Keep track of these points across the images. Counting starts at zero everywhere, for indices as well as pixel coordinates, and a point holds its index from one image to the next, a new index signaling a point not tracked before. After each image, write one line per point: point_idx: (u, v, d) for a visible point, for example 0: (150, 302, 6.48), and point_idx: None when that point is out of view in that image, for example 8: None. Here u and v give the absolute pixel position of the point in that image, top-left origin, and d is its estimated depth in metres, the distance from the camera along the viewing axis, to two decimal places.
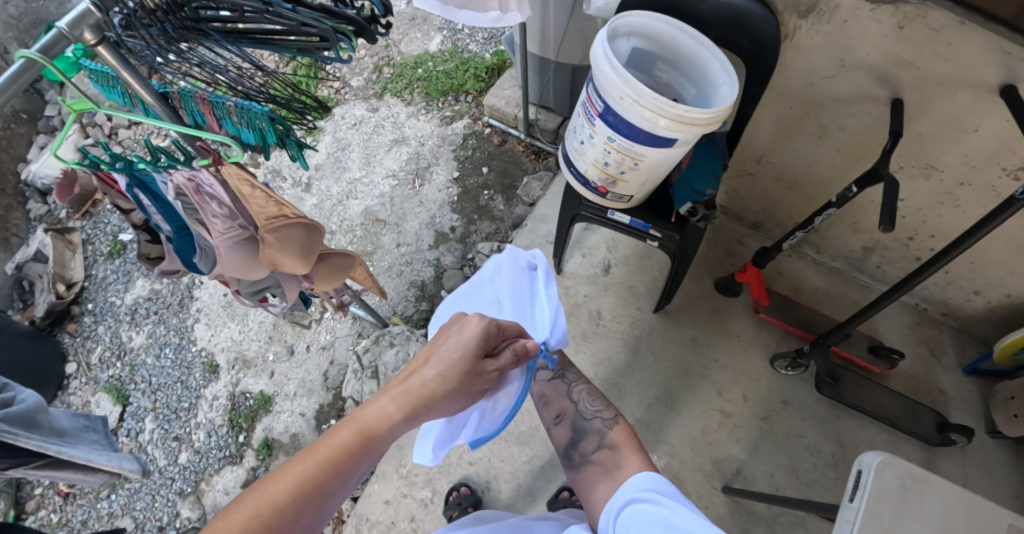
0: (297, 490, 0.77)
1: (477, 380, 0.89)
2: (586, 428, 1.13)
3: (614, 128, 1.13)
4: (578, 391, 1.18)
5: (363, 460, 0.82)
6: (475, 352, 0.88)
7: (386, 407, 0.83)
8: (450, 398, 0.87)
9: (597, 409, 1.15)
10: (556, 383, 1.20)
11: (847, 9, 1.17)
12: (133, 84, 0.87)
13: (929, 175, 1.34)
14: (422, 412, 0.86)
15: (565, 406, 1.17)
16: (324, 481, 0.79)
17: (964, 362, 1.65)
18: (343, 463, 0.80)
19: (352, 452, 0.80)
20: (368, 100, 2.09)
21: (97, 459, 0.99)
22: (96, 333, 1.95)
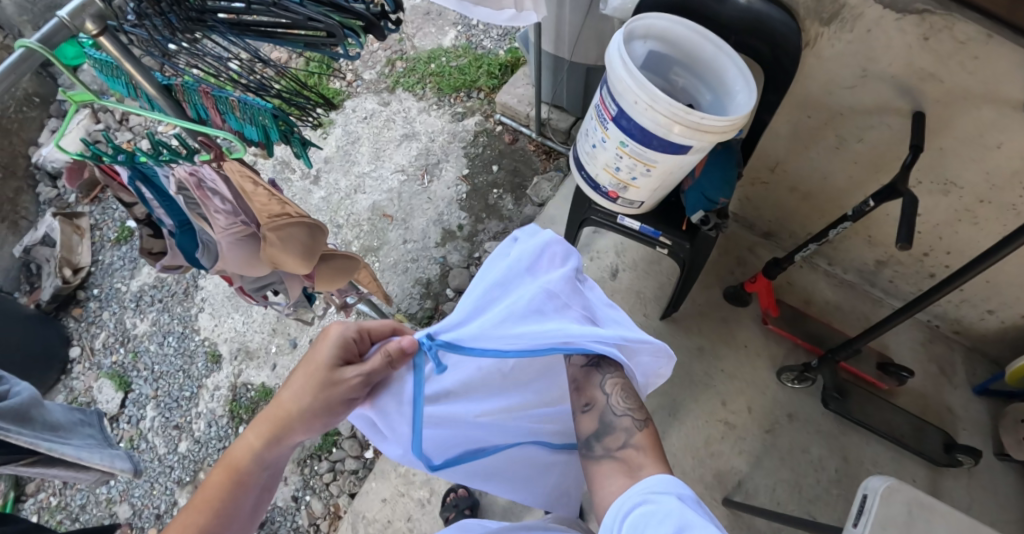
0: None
1: (341, 393, 0.78)
2: (613, 426, 0.83)
3: (626, 133, 1.11)
4: (610, 382, 0.85)
5: (244, 494, 0.78)
6: (333, 363, 0.78)
7: (251, 439, 0.78)
8: (318, 417, 0.79)
9: (630, 406, 0.84)
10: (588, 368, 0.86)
11: (871, 18, 1.14)
12: (135, 75, 0.85)
13: (948, 191, 1.31)
14: (292, 436, 0.79)
15: (595, 400, 0.84)
16: (203, 528, 0.75)
17: (975, 382, 1.62)
18: (221, 503, 0.76)
19: (227, 491, 0.77)
20: (379, 94, 2.07)
21: (88, 457, 0.99)
22: (100, 318, 1.95)
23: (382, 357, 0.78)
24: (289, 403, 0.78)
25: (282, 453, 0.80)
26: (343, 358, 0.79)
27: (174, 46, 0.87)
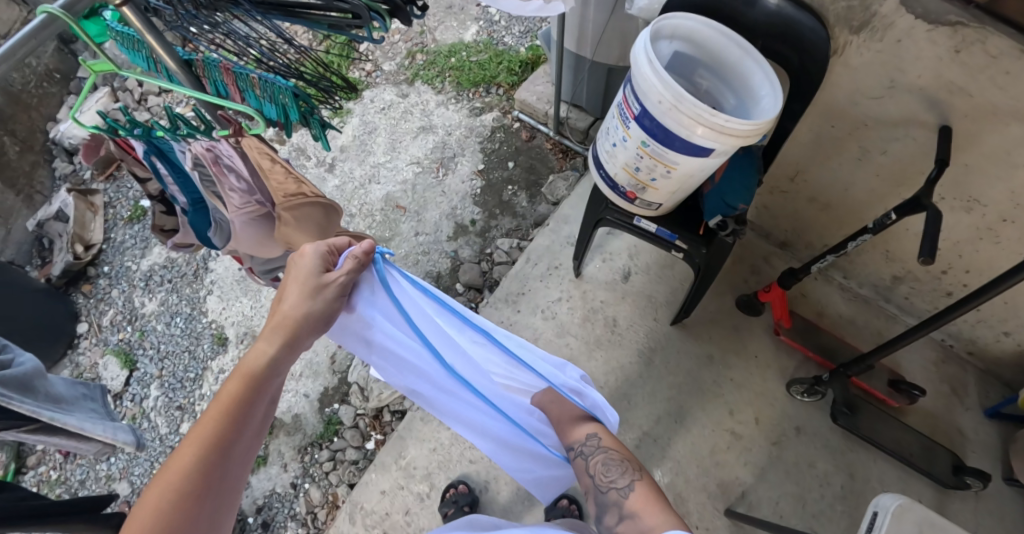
0: (199, 454, 0.71)
1: (328, 294, 0.84)
2: (608, 503, 0.99)
3: (648, 133, 1.10)
4: (595, 465, 1.02)
5: (257, 402, 0.78)
6: (318, 270, 0.84)
7: (261, 345, 0.79)
8: (315, 320, 0.83)
9: (614, 481, 1.00)
10: (576, 459, 1.04)
11: (902, 28, 1.12)
12: (157, 49, 0.84)
13: (971, 208, 1.29)
14: (296, 340, 0.81)
15: (588, 485, 1.03)
16: (224, 436, 0.73)
17: (987, 405, 1.59)
18: (237, 412, 0.75)
19: (241, 398, 0.76)
20: (398, 85, 2.07)
21: (91, 428, 0.98)
22: (109, 296, 1.95)
23: (357, 259, 0.86)
24: (288, 308, 0.81)
25: (289, 359, 0.81)
26: (325, 266, 0.85)
27: (197, 23, 0.87)
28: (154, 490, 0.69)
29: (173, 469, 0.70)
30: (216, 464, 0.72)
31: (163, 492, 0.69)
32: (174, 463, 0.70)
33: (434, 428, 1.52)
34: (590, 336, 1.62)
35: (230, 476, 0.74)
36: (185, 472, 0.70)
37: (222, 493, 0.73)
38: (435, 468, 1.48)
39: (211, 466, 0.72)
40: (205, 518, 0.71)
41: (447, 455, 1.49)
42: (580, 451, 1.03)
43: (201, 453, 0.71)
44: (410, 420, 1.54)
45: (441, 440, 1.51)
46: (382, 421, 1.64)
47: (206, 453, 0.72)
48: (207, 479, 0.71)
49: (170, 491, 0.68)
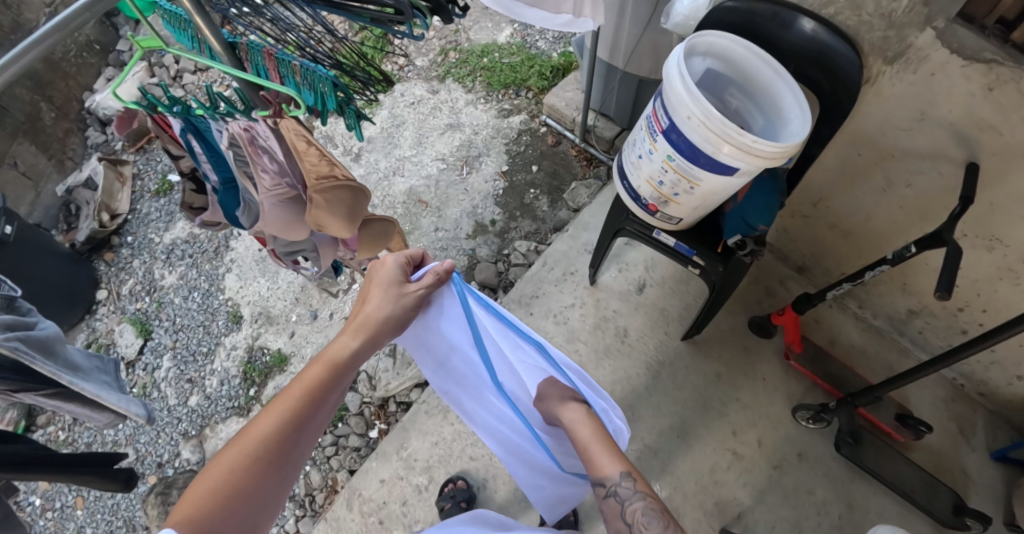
0: (277, 424, 0.78)
1: (408, 301, 0.93)
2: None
3: (675, 148, 1.11)
4: (631, 511, 0.85)
5: (333, 390, 0.85)
6: (399, 278, 0.93)
7: (345, 339, 0.88)
8: (393, 325, 0.92)
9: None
10: (609, 500, 0.88)
11: (937, 62, 1.13)
12: (204, 31, 0.84)
13: (993, 247, 1.28)
14: (374, 339, 0.89)
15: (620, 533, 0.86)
16: (303, 413, 0.80)
17: (994, 447, 1.57)
18: (317, 394, 0.82)
19: (322, 382, 0.83)
20: (429, 82, 2.09)
21: (106, 396, 1.01)
22: (130, 266, 1.99)
23: (437, 274, 0.94)
24: (372, 309, 0.90)
25: (366, 356, 0.89)
26: (406, 276, 0.94)
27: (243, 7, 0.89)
28: (234, 448, 0.75)
29: (253, 434, 0.77)
30: (291, 436, 0.78)
31: (242, 451, 0.75)
32: (255, 428, 0.77)
33: (438, 422, 1.53)
34: (600, 345, 1.63)
35: (299, 451, 0.80)
36: (263, 437, 0.77)
37: (292, 465, 0.79)
38: (435, 462, 1.49)
39: (286, 437, 0.78)
40: (271, 486, 0.76)
41: (449, 451, 1.50)
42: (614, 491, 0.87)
43: (280, 424, 0.78)
44: (415, 412, 1.55)
45: (444, 435, 1.52)
46: (387, 411, 1.65)
47: (283, 424, 0.78)
48: (281, 449, 0.77)
49: (250, 451, 0.75)
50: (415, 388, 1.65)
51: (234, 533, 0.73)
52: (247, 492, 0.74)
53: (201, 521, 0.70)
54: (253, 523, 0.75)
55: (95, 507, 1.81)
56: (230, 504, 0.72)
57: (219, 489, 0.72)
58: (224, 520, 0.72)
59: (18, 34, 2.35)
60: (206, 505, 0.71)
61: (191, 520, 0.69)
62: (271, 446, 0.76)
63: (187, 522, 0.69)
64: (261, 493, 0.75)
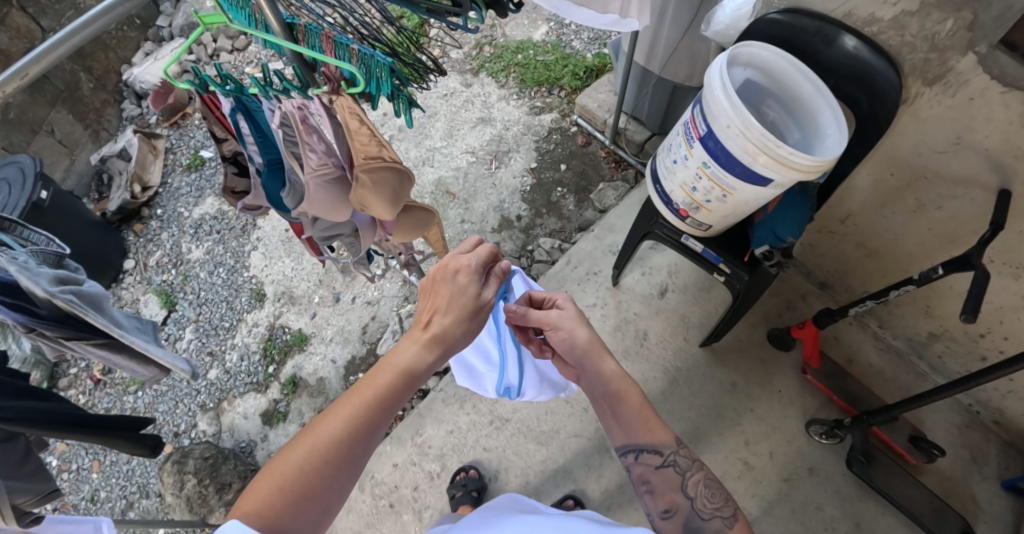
0: (346, 427, 0.78)
1: (481, 315, 0.90)
2: (700, 528, 0.94)
3: (710, 154, 1.12)
4: (691, 485, 0.98)
5: (402, 397, 0.83)
6: (472, 288, 0.89)
7: (414, 347, 0.85)
8: (465, 334, 0.89)
9: (717, 508, 0.94)
10: (668, 471, 1.00)
11: (976, 87, 1.13)
12: (267, 10, 0.88)
13: (1019, 275, 1.29)
14: (445, 349, 0.87)
15: (678, 504, 0.98)
16: (371, 419, 0.80)
17: (1006, 477, 1.57)
18: (384, 400, 0.81)
19: (392, 388, 0.82)
20: (463, 75, 2.10)
21: (153, 351, 1.02)
22: (159, 238, 2.02)
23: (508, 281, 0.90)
24: (443, 320, 0.87)
25: (437, 363, 0.87)
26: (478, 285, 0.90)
27: None
28: (303, 449, 0.76)
29: (321, 434, 0.77)
30: (359, 440, 0.78)
31: (311, 455, 0.76)
32: (324, 428, 0.78)
33: (454, 411, 1.55)
34: (618, 347, 1.64)
35: (366, 454, 0.80)
36: (332, 438, 0.77)
37: (358, 467, 0.79)
38: (449, 450, 1.51)
39: (354, 442, 0.78)
40: (340, 486, 0.77)
41: (463, 440, 1.52)
42: (674, 461, 1.00)
43: (348, 426, 0.78)
44: (432, 400, 1.57)
45: (460, 424, 1.54)
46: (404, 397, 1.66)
47: (352, 427, 0.78)
48: (349, 451, 0.78)
49: (320, 455, 0.76)
50: (433, 375, 1.66)
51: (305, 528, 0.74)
52: (315, 490, 0.75)
53: (270, 515, 0.72)
54: (322, 519, 0.76)
55: (111, 471, 1.84)
56: (300, 501, 0.74)
57: (288, 484, 0.74)
58: (292, 517, 0.73)
59: (64, 5, 2.40)
60: (278, 503, 0.73)
61: (262, 514, 0.71)
62: (340, 448, 0.77)
63: (257, 515, 0.71)
64: (329, 492, 0.76)
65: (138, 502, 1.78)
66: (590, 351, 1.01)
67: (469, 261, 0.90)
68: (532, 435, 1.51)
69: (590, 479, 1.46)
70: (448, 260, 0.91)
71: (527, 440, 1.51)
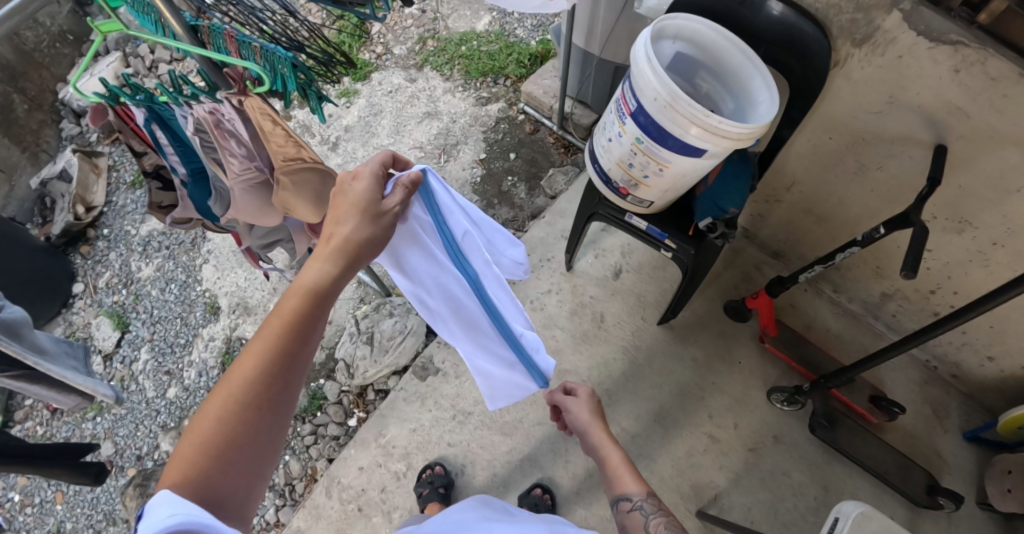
0: (261, 365, 0.72)
1: (385, 221, 0.85)
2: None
3: (642, 130, 1.12)
4: (653, 523, 1.01)
5: (317, 320, 0.77)
6: (373, 194, 0.85)
7: (319, 264, 0.79)
8: (373, 244, 0.84)
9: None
10: (634, 514, 1.04)
11: (904, 44, 1.14)
12: (164, 11, 0.84)
13: (963, 230, 1.31)
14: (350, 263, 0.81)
15: None
16: (286, 348, 0.74)
17: (967, 428, 1.62)
18: (297, 326, 0.75)
19: (303, 312, 0.76)
20: (407, 70, 2.04)
21: (71, 378, 1.03)
22: (107, 258, 1.97)
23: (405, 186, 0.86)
24: (345, 230, 0.81)
25: (346, 278, 0.81)
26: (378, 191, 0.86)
27: None
28: (219, 396, 0.70)
29: (236, 378, 0.71)
30: (278, 375, 0.73)
31: (227, 401, 0.70)
32: (236, 371, 0.72)
33: (416, 409, 1.53)
34: (577, 331, 1.64)
35: (290, 389, 0.75)
36: (249, 379, 0.71)
37: (285, 403, 0.74)
38: (414, 449, 1.49)
39: (272, 376, 0.73)
40: (268, 429, 0.72)
41: (427, 437, 1.50)
42: (641, 505, 1.04)
43: (264, 363, 0.72)
44: (393, 400, 1.54)
45: (423, 422, 1.52)
46: (366, 399, 1.61)
47: (268, 364, 0.72)
48: (269, 391, 0.72)
49: (238, 397, 0.70)
50: (393, 375, 1.62)
51: (238, 481, 0.70)
52: (239, 436, 0.70)
53: (199, 477, 0.67)
54: (257, 468, 0.72)
55: (75, 502, 1.79)
56: (227, 454, 0.69)
57: (210, 440, 0.68)
58: (225, 475, 0.69)
59: None
60: (203, 458, 0.68)
61: (189, 478, 0.67)
62: (256, 386, 0.71)
63: (184, 481, 0.66)
64: (258, 439, 0.71)
65: (105, 530, 1.73)
66: (585, 429, 1.16)
67: (365, 167, 0.85)
68: (496, 426, 1.51)
69: (558, 466, 1.46)
70: (342, 173, 0.85)
71: (491, 432, 1.50)
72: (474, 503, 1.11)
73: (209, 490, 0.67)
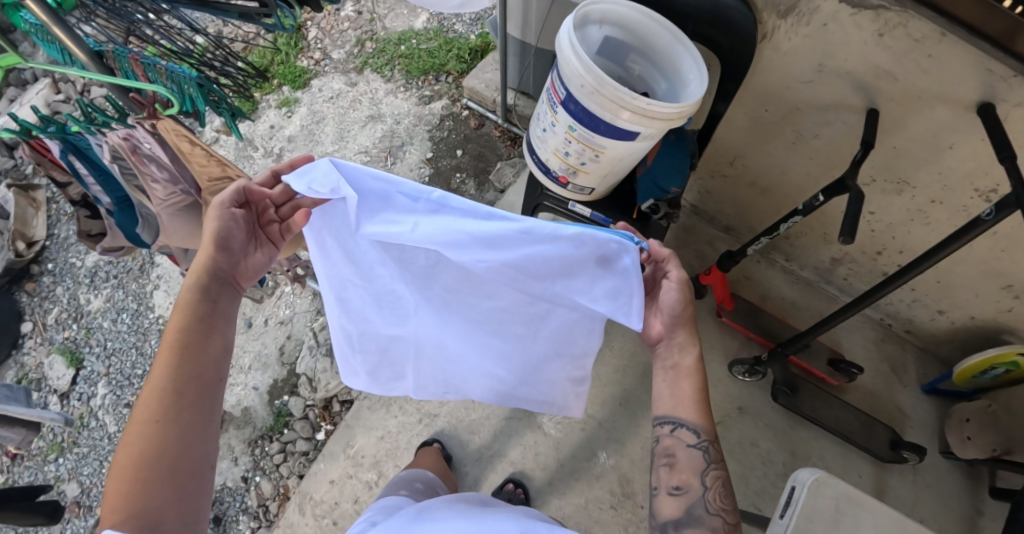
0: (156, 388, 0.79)
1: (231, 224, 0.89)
2: (700, 520, 0.85)
3: (574, 117, 1.12)
4: (710, 474, 0.88)
5: (199, 332, 0.84)
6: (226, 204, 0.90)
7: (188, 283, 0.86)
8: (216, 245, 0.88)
9: (723, 507, 0.86)
10: (694, 451, 0.89)
11: (827, 12, 1.14)
12: (66, 40, 0.80)
13: (902, 190, 1.35)
14: (223, 275, 0.89)
15: (690, 484, 0.88)
16: (176, 364, 0.81)
17: (925, 381, 1.67)
18: (181, 342, 0.83)
19: (183, 328, 0.83)
20: (347, 74, 2.00)
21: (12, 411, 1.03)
22: (54, 294, 1.90)
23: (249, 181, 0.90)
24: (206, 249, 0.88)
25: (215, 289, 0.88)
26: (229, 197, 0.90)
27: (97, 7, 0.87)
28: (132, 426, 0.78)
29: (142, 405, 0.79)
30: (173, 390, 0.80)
31: (135, 426, 0.77)
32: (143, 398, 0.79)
33: (382, 416, 1.52)
34: None
35: (194, 400, 0.81)
36: (149, 401, 0.79)
37: (191, 414, 0.80)
38: (384, 456, 1.48)
39: (168, 392, 0.80)
40: (179, 441, 0.79)
41: (396, 443, 1.49)
42: (703, 448, 0.89)
43: (162, 384, 0.80)
44: (358, 409, 1.53)
45: (390, 428, 1.51)
46: (332, 411, 1.59)
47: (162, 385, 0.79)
48: (168, 407, 0.79)
49: (145, 418, 0.77)
50: (355, 384, 1.60)
51: (163, 495, 0.76)
52: (156, 455, 0.77)
53: (132, 502, 0.74)
54: (180, 481, 0.78)
55: None
56: (148, 472, 0.76)
57: (130, 467, 0.75)
58: (151, 494, 0.75)
59: None
60: (127, 482, 0.74)
61: (121, 503, 0.73)
62: (155, 405, 0.78)
63: (118, 507, 0.73)
64: (173, 454, 0.78)
65: None
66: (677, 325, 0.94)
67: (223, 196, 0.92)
68: (464, 426, 1.51)
69: (528, 459, 1.49)
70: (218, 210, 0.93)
71: (460, 431, 1.51)
72: (451, 501, 1.09)
73: (138, 509, 0.73)
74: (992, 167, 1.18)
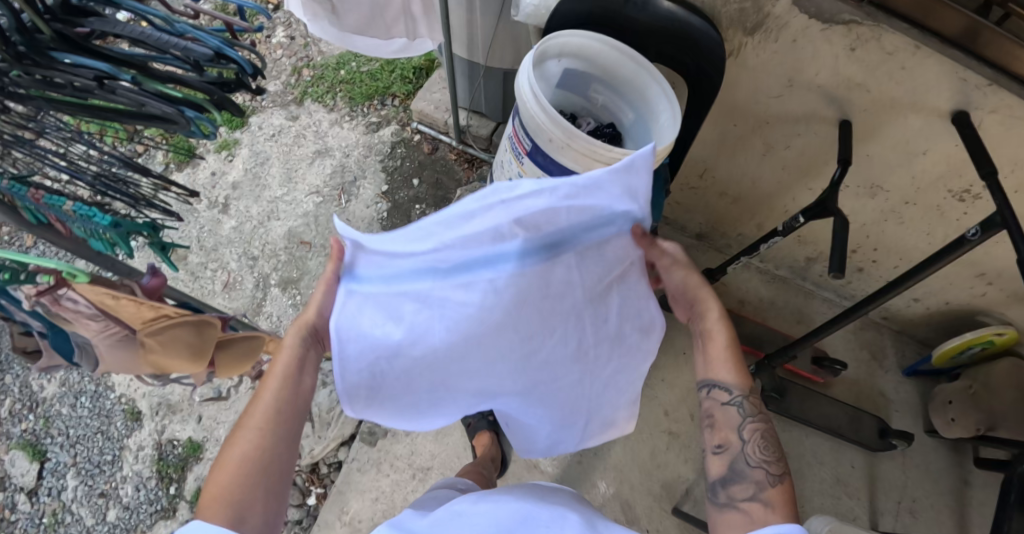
0: (276, 397, 0.76)
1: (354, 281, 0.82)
2: (745, 474, 0.79)
3: (543, 170, 1.05)
4: (748, 428, 0.82)
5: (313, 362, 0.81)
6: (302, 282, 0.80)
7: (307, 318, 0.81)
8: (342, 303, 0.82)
9: (766, 459, 0.79)
10: (730, 408, 0.83)
11: (797, 27, 1.08)
12: None
13: (875, 194, 1.33)
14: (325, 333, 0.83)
15: (729, 442, 0.82)
16: (295, 379, 0.78)
17: (904, 364, 1.70)
18: (299, 363, 0.79)
19: (300, 351, 0.80)
20: (287, 108, 1.87)
21: None
22: (2, 383, 1.77)
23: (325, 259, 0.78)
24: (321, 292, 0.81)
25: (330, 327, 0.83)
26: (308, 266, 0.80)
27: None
28: (243, 426, 0.74)
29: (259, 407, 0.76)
30: (289, 406, 0.76)
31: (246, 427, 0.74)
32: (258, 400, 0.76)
33: (373, 477, 1.47)
34: None
35: (300, 419, 0.78)
36: (267, 408, 0.75)
37: (296, 432, 0.77)
38: (381, 518, 1.43)
39: (285, 406, 0.76)
40: (281, 453, 0.75)
41: (391, 504, 1.44)
42: (738, 403, 0.83)
43: (283, 393, 0.77)
44: (348, 473, 1.48)
45: (383, 488, 1.46)
46: (320, 474, 1.54)
47: (281, 396, 0.76)
48: (283, 419, 0.76)
49: (256, 427, 0.74)
50: (341, 446, 1.55)
51: (257, 500, 0.71)
52: (262, 459, 0.73)
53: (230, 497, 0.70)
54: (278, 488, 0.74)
55: None
56: (253, 474, 0.72)
57: (239, 461, 0.72)
58: (250, 494, 0.71)
59: None
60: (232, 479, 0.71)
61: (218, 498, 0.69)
62: (272, 411, 0.75)
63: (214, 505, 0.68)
64: (276, 461, 0.74)
65: None
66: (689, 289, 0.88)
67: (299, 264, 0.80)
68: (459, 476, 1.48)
69: None
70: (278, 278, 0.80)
71: None
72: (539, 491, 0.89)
73: (232, 507, 0.69)
74: (965, 170, 1.16)
